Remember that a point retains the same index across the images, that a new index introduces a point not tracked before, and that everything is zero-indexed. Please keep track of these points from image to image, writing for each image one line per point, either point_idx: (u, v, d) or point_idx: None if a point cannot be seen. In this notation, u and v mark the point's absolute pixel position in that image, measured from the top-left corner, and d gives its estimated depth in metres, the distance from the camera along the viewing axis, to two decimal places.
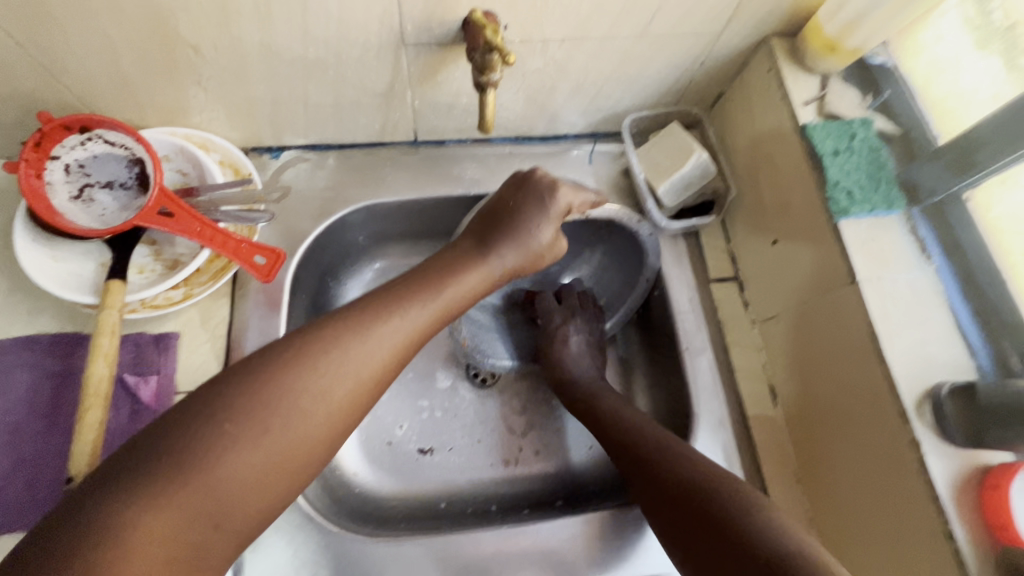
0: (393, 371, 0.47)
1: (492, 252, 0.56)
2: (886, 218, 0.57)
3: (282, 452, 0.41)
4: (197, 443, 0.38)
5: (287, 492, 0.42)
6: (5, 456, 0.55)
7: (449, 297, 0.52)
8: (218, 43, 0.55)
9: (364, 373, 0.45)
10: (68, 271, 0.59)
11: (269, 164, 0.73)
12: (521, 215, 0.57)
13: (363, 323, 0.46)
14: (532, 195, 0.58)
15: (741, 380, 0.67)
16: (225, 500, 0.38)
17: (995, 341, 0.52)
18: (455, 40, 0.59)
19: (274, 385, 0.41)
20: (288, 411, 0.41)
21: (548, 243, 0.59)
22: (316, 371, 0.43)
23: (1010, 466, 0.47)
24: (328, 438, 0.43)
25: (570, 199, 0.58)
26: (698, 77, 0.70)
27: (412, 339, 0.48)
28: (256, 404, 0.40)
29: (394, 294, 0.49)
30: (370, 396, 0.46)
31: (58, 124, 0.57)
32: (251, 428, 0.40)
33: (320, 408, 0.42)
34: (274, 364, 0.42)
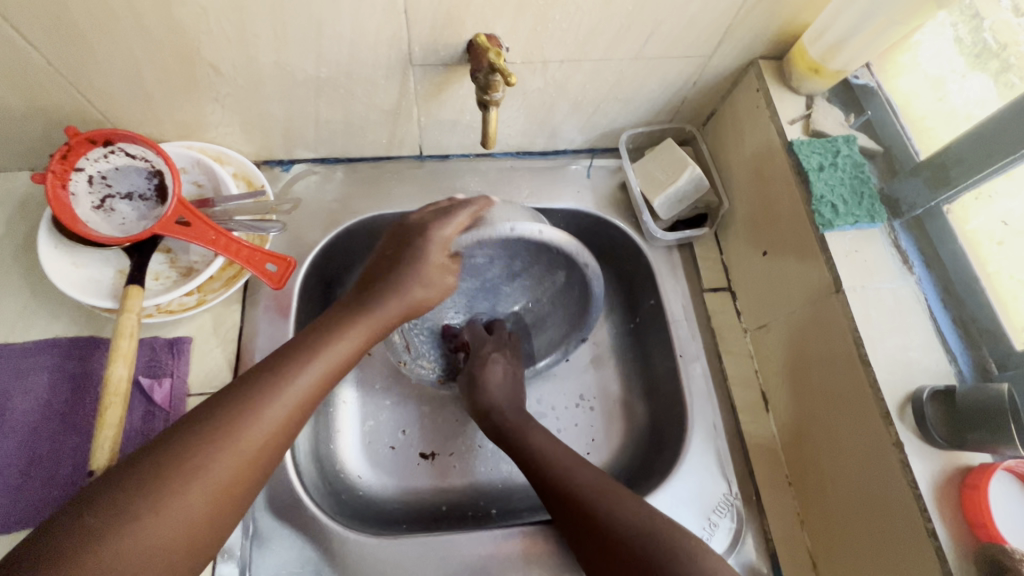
0: (295, 426, 0.49)
1: (391, 299, 0.57)
2: (869, 230, 0.60)
3: (211, 484, 0.44)
4: (95, 518, 0.39)
5: (188, 556, 0.43)
6: (23, 454, 0.58)
7: (343, 351, 0.54)
8: (237, 63, 0.59)
9: (258, 431, 0.46)
10: (88, 277, 0.62)
11: (281, 176, 0.76)
12: (415, 251, 0.57)
13: (260, 383, 0.48)
14: (421, 231, 0.58)
15: (733, 386, 0.70)
16: (128, 574, 0.39)
17: (974, 347, 0.55)
18: (459, 61, 0.62)
19: (173, 452, 0.43)
20: (182, 475, 0.42)
21: (438, 276, 0.58)
22: (209, 438, 0.44)
23: (989, 466, 0.49)
24: (265, 459, 0.47)
25: (458, 236, 0.57)
26: (690, 96, 0.74)
27: (309, 394, 0.50)
28: (152, 474, 0.42)
29: (291, 353, 0.51)
30: (269, 453, 0.47)
31: (84, 138, 0.60)
32: (146, 494, 0.41)
33: (212, 470, 0.44)
34: (167, 441, 0.44)
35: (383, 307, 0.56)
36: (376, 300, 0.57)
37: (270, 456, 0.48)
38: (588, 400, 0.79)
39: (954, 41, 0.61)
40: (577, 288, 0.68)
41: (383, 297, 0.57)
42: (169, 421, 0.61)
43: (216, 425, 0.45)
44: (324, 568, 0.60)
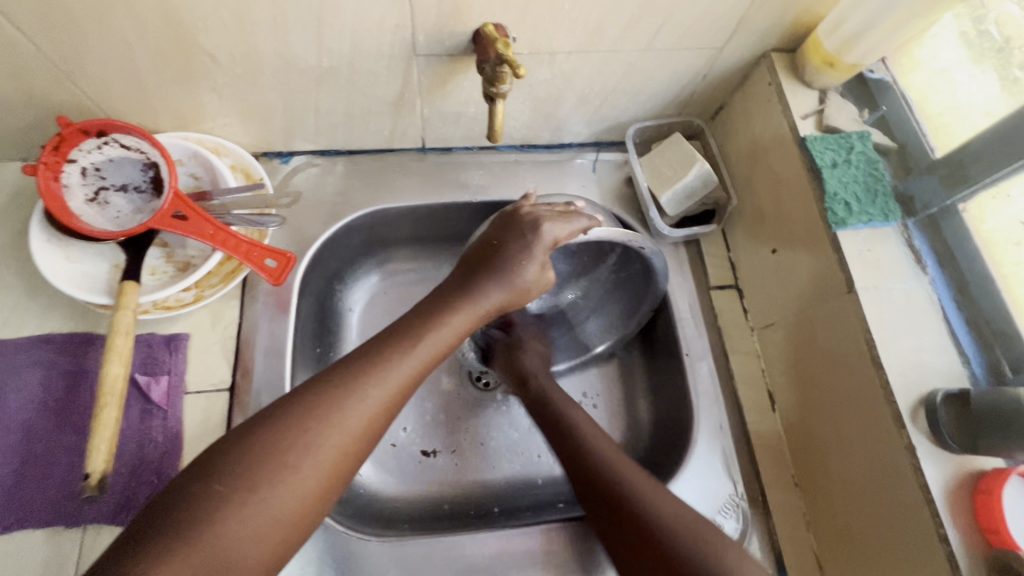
0: (385, 419, 0.49)
1: (475, 293, 0.57)
2: (882, 229, 0.59)
3: (270, 510, 0.42)
4: (198, 504, 0.40)
5: (284, 546, 0.43)
6: (16, 453, 0.56)
7: (435, 345, 0.53)
8: (234, 52, 0.57)
9: (354, 422, 0.46)
10: (82, 271, 0.60)
11: (279, 169, 0.74)
12: (507, 253, 0.58)
13: (356, 376, 0.48)
14: (515, 231, 0.59)
15: (740, 386, 0.69)
16: (228, 558, 0.39)
17: (988, 350, 0.54)
18: (465, 51, 0.60)
19: (264, 441, 0.43)
20: (277, 467, 0.42)
21: (537, 275, 0.59)
22: (306, 428, 0.44)
23: (1003, 470, 0.48)
24: (324, 488, 0.45)
25: (556, 233, 0.58)
26: (700, 89, 0.72)
27: (403, 386, 0.50)
28: (252, 463, 0.42)
29: (385, 347, 0.51)
30: (361, 446, 0.47)
31: (77, 129, 0.58)
32: (245, 480, 0.41)
33: (308, 461, 0.44)
34: (262, 428, 0.44)
35: (472, 307, 0.56)
36: (471, 297, 0.57)
37: (366, 447, 0.48)
38: (591, 398, 0.78)
39: (960, 36, 0.61)
40: (637, 261, 0.67)
41: (467, 294, 0.57)
42: (167, 420, 0.59)
43: (272, 451, 0.43)
44: (325, 568, 0.59)
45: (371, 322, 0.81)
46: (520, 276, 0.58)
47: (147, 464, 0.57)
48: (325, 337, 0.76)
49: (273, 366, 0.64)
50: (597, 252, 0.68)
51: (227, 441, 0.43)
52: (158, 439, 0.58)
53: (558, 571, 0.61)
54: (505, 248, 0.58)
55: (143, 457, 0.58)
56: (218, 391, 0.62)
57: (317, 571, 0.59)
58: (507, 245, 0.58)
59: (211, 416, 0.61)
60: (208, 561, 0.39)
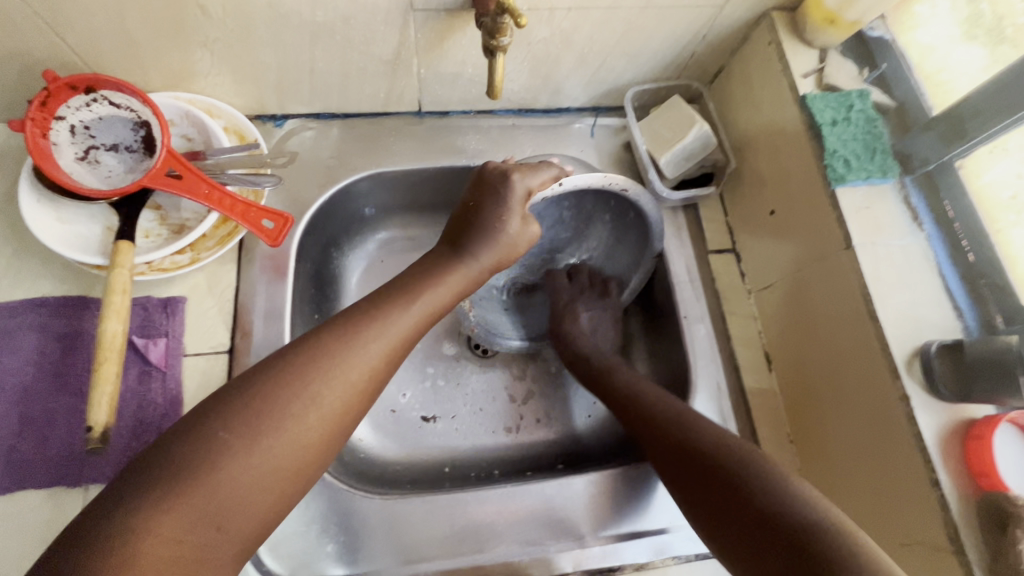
0: (385, 375, 0.49)
1: (466, 256, 0.58)
2: (880, 185, 0.59)
3: (273, 458, 0.42)
4: (201, 451, 0.40)
5: (286, 496, 0.43)
6: (14, 415, 0.56)
7: (433, 303, 0.54)
8: (226, 4, 0.55)
9: (354, 376, 0.46)
10: (74, 233, 0.59)
11: (274, 132, 0.73)
12: (485, 212, 0.58)
13: (354, 331, 0.48)
14: (489, 189, 0.58)
15: (737, 347, 0.69)
16: (231, 504, 0.40)
17: (981, 303, 0.55)
18: (463, 7, 0.59)
19: (266, 390, 0.43)
20: (280, 416, 0.42)
21: (520, 230, 0.59)
22: (307, 379, 0.44)
23: (993, 419, 0.49)
24: (326, 437, 0.45)
25: (528, 184, 0.58)
26: (700, 50, 0.71)
27: (403, 342, 0.50)
28: (254, 411, 0.42)
29: (382, 304, 0.51)
30: (362, 400, 0.47)
31: (64, 83, 0.56)
32: (249, 428, 0.41)
33: (311, 411, 0.44)
34: (262, 379, 0.44)
35: (463, 269, 0.57)
36: (462, 259, 0.58)
37: (366, 400, 0.48)
38: None
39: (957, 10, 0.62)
40: (632, 212, 0.68)
41: (461, 257, 0.58)
42: (166, 382, 0.59)
43: (270, 398, 0.43)
44: (329, 527, 0.59)
45: (370, 290, 0.80)
46: (503, 232, 0.58)
47: (147, 426, 0.57)
48: (323, 303, 0.76)
49: (272, 329, 0.64)
50: (590, 213, 0.71)
51: (229, 391, 0.43)
52: (157, 400, 0.58)
53: (558, 528, 0.62)
54: (483, 209, 0.58)
55: (144, 418, 0.57)
56: (217, 353, 0.62)
57: (321, 529, 0.59)
58: (484, 205, 0.58)
59: (209, 379, 0.61)
60: (214, 506, 0.39)
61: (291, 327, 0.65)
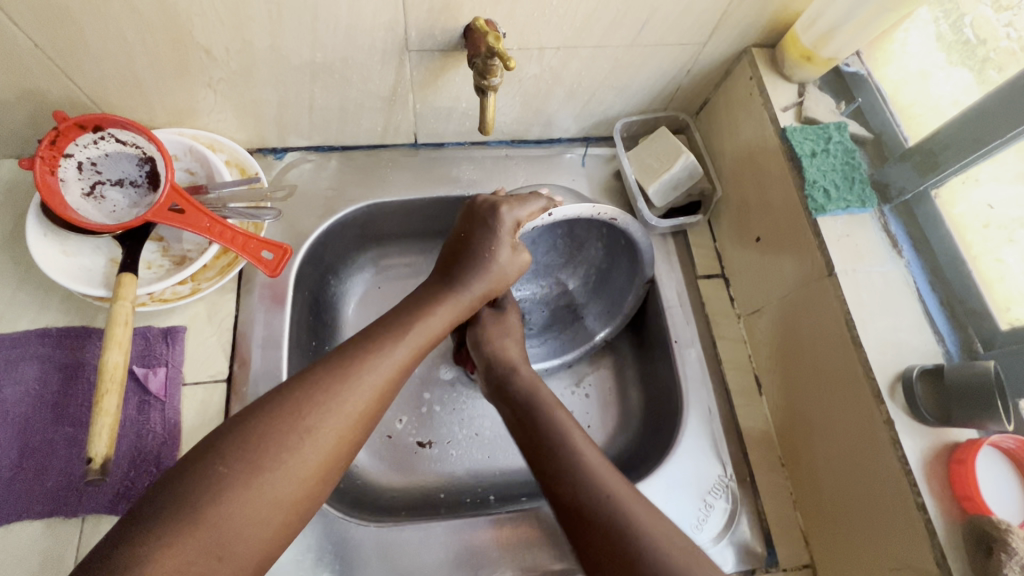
0: (380, 407, 0.50)
1: (460, 286, 0.59)
2: (859, 214, 0.61)
3: (271, 491, 0.43)
4: (200, 486, 0.41)
5: (284, 528, 0.44)
6: (14, 446, 0.57)
7: (425, 334, 0.55)
8: (230, 47, 0.58)
9: (351, 407, 0.47)
10: (79, 265, 0.61)
11: (274, 165, 0.75)
12: (476, 242, 0.60)
13: (350, 363, 0.49)
14: (478, 221, 0.61)
15: (727, 371, 0.71)
16: (230, 538, 0.41)
17: (961, 328, 0.57)
18: (456, 47, 0.62)
19: (265, 423, 0.44)
20: (277, 449, 0.44)
21: (510, 258, 0.61)
22: (305, 412, 0.46)
23: (975, 442, 0.50)
24: (324, 469, 0.46)
25: (516, 215, 0.60)
26: (685, 83, 0.74)
27: (397, 373, 0.52)
28: (251, 445, 0.43)
29: (378, 336, 0.53)
30: (358, 431, 0.48)
31: (72, 124, 0.58)
32: (247, 462, 0.42)
33: (307, 444, 0.45)
34: (260, 413, 0.45)
35: (455, 299, 0.59)
36: (455, 289, 0.59)
37: (361, 432, 0.49)
38: (584, 387, 0.80)
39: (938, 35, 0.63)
40: (622, 237, 0.69)
41: (452, 286, 0.59)
42: (165, 411, 0.60)
43: (269, 431, 0.44)
44: (324, 555, 0.60)
45: (366, 317, 0.82)
46: (493, 262, 0.60)
47: (146, 454, 0.58)
48: (320, 330, 0.77)
49: (270, 357, 0.65)
50: (581, 239, 0.73)
51: (229, 425, 0.44)
52: (156, 429, 0.59)
53: (553, 555, 0.63)
54: (474, 240, 0.60)
55: (142, 448, 0.58)
56: (215, 381, 0.63)
57: (316, 558, 0.59)
58: (475, 236, 0.60)
59: (208, 407, 0.62)
60: (212, 540, 0.40)
61: (288, 355, 0.67)
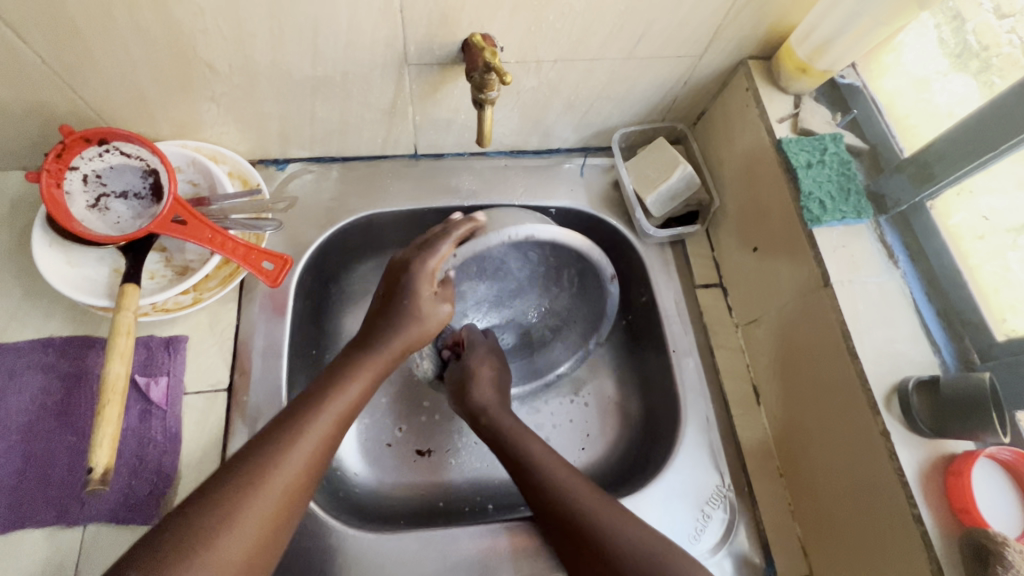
0: (305, 486, 0.50)
1: (382, 341, 0.59)
2: (856, 225, 0.62)
3: (220, 562, 0.43)
4: (144, 575, 0.40)
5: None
6: (17, 454, 0.57)
7: (348, 400, 0.55)
8: (233, 62, 0.59)
9: (293, 465, 0.49)
10: (83, 276, 0.62)
11: (276, 176, 0.76)
12: (399, 295, 0.59)
13: (290, 425, 0.51)
14: (394, 271, 0.61)
15: (725, 380, 0.71)
16: None
17: (958, 339, 0.57)
18: (454, 61, 0.63)
19: (207, 501, 0.45)
20: (220, 519, 0.44)
21: (435, 305, 0.60)
22: (246, 480, 0.47)
23: (971, 454, 0.50)
24: (273, 528, 0.47)
25: (430, 264, 0.60)
26: (682, 95, 0.75)
27: (320, 449, 0.51)
28: (165, 549, 0.42)
29: (313, 394, 0.54)
30: (281, 513, 0.48)
31: (78, 137, 0.59)
32: (190, 539, 0.43)
33: (225, 533, 0.44)
34: (202, 495, 0.46)
35: (376, 356, 0.58)
36: (375, 347, 0.58)
37: (305, 490, 0.50)
38: (583, 396, 0.80)
39: (938, 42, 0.63)
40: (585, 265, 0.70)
41: (378, 344, 0.59)
42: (166, 420, 0.61)
43: (206, 508, 0.45)
44: (322, 564, 0.60)
45: None
46: (421, 313, 0.59)
47: (147, 463, 0.59)
48: (321, 339, 0.78)
49: (270, 366, 0.66)
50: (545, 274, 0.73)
51: (170, 514, 0.45)
52: (157, 438, 0.60)
53: (550, 565, 0.63)
54: (399, 290, 0.60)
55: (144, 456, 0.59)
56: (216, 390, 0.64)
57: (314, 567, 0.60)
58: (397, 284, 0.60)
59: (209, 416, 0.62)
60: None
61: (288, 364, 0.67)
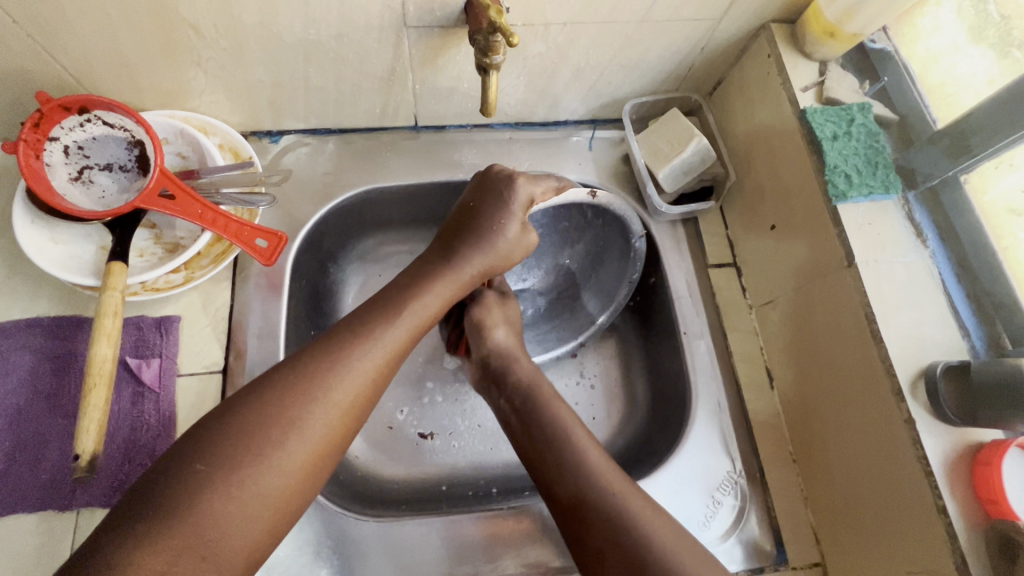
0: (371, 396, 0.48)
1: (459, 260, 0.57)
2: (882, 202, 0.58)
3: (261, 487, 0.41)
4: (183, 484, 0.39)
5: (275, 522, 0.42)
6: (6, 437, 0.55)
7: (418, 317, 0.53)
8: (218, 24, 0.55)
9: (339, 396, 0.46)
10: (69, 254, 0.59)
11: (269, 148, 0.73)
12: (486, 213, 0.58)
13: (340, 348, 0.47)
14: (492, 193, 0.59)
15: (738, 364, 0.68)
16: (217, 538, 0.39)
17: (988, 322, 0.54)
18: (457, 23, 0.59)
19: (245, 417, 0.43)
20: (261, 443, 0.42)
21: (518, 236, 0.59)
22: (288, 404, 0.44)
23: (1002, 444, 0.48)
24: (317, 460, 0.44)
25: (531, 191, 0.59)
26: (699, 62, 0.70)
27: (390, 359, 0.50)
28: (232, 442, 0.41)
29: (367, 320, 0.50)
30: (346, 423, 0.46)
31: (56, 105, 0.55)
32: (229, 460, 0.41)
33: (292, 436, 0.43)
34: (243, 406, 0.43)
35: (456, 274, 0.56)
36: (454, 264, 0.57)
37: (353, 422, 0.47)
38: (589, 377, 0.78)
39: (959, 11, 0.61)
40: (605, 214, 0.69)
41: (451, 261, 0.57)
42: (159, 403, 0.59)
43: (246, 424, 0.42)
44: (322, 549, 0.59)
45: None
46: (502, 236, 0.58)
47: (139, 447, 0.57)
48: (319, 319, 0.75)
49: (266, 347, 0.63)
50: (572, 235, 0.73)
51: (209, 421, 0.43)
52: (150, 422, 0.58)
53: (557, 550, 0.61)
54: (483, 211, 0.58)
55: (136, 440, 0.57)
56: (210, 373, 0.62)
57: (313, 552, 0.58)
58: (486, 207, 0.59)
59: (204, 399, 0.60)
60: (195, 540, 0.38)
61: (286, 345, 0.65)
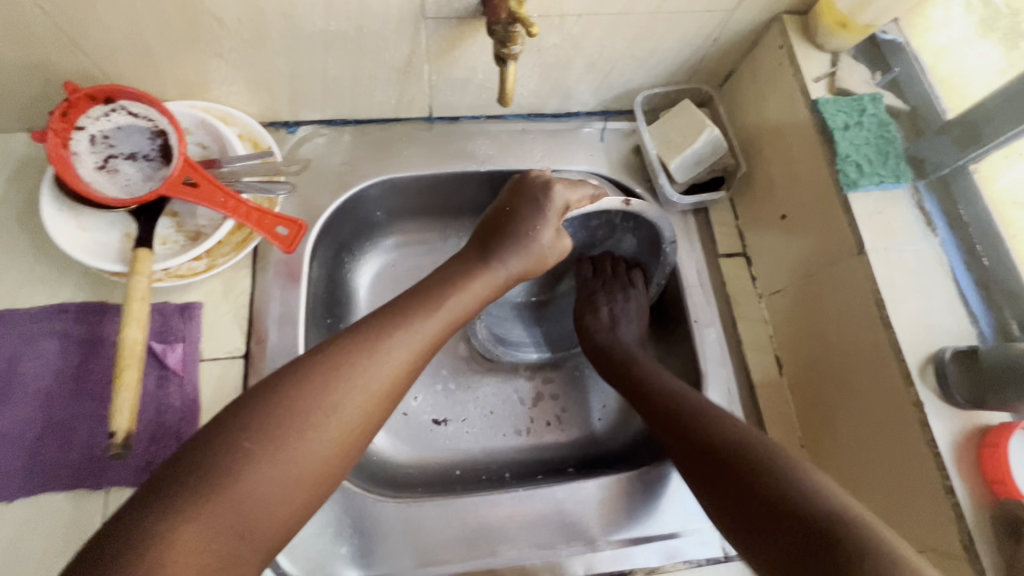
0: (406, 382, 0.50)
1: (495, 261, 0.58)
2: (893, 190, 0.59)
3: (296, 466, 0.43)
4: (228, 458, 0.41)
5: (308, 503, 0.44)
6: (36, 418, 0.57)
7: (455, 311, 0.54)
8: (242, 16, 0.56)
9: (375, 383, 0.47)
10: (95, 241, 0.60)
11: (287, 139, 0.74)
12: (522, 219, 0.59)
13: (377, 335, 0.49)
14: (528, 196, 0.60)
15: (748, 352, 0.69)
16: (255, 513, 0.41)
17: (996, 308, 0.55)
18: (474, 14, 0.59)
19: (287, 398, 0.44)
20: (301, 425, 0.43)
21: (553, 241, 0.60)
22: (329, 388, 0.45)
23: (1008, 426, 0.49)
24: (351, 444, 0.46)
25: (567, 197, 0.60)
26: (712, 53, 0.71)
27: (425, 348, 0.51)
28: (277, 420, 0.43)
29: (403, 308, 0.51)
30: (380, 410, 0.48)
31: (84, 94, 0.58)
32: (271, 438, 0.42)
33: (332, 420, 0.44)
34: (285, 387, 0.44)
35: (492, 274, 0.57)
36: (492, 265, 0.58)
37: (387, 408, 0.48)
38: None
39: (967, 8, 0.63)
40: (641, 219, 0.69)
41: (488, 261, 0.58)
42: (183, 386, 0.60)
43: (287, 406, 0.44)
44: (342, 529, 0.60)
45: (380, 295, 0.81)
46: (536, 241, 0.59)
47: (166, 429, 0.58)
48: (335, 307, 0.77)
49: (286, 333, 0.65)
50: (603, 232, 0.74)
51: (254, 398, 0.44)
52: (175, 404, 0.59)
53: (571, 531, 0.63)
54: (519, 215, 0.60)
55: (162, 423, 0.58)
56: (233, 358, 0.63)
57: (335, 530, 0.60)
58: (522, 211, 0.60)
59: (226, 382, 0.62)
60: (236, 517, 0.40)
61: (304, 333, 0.67)
